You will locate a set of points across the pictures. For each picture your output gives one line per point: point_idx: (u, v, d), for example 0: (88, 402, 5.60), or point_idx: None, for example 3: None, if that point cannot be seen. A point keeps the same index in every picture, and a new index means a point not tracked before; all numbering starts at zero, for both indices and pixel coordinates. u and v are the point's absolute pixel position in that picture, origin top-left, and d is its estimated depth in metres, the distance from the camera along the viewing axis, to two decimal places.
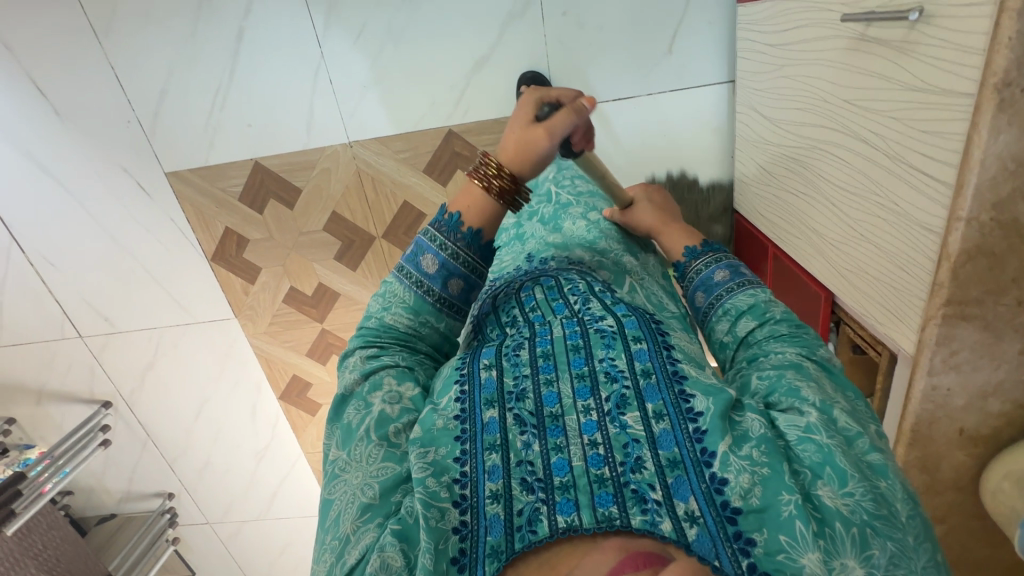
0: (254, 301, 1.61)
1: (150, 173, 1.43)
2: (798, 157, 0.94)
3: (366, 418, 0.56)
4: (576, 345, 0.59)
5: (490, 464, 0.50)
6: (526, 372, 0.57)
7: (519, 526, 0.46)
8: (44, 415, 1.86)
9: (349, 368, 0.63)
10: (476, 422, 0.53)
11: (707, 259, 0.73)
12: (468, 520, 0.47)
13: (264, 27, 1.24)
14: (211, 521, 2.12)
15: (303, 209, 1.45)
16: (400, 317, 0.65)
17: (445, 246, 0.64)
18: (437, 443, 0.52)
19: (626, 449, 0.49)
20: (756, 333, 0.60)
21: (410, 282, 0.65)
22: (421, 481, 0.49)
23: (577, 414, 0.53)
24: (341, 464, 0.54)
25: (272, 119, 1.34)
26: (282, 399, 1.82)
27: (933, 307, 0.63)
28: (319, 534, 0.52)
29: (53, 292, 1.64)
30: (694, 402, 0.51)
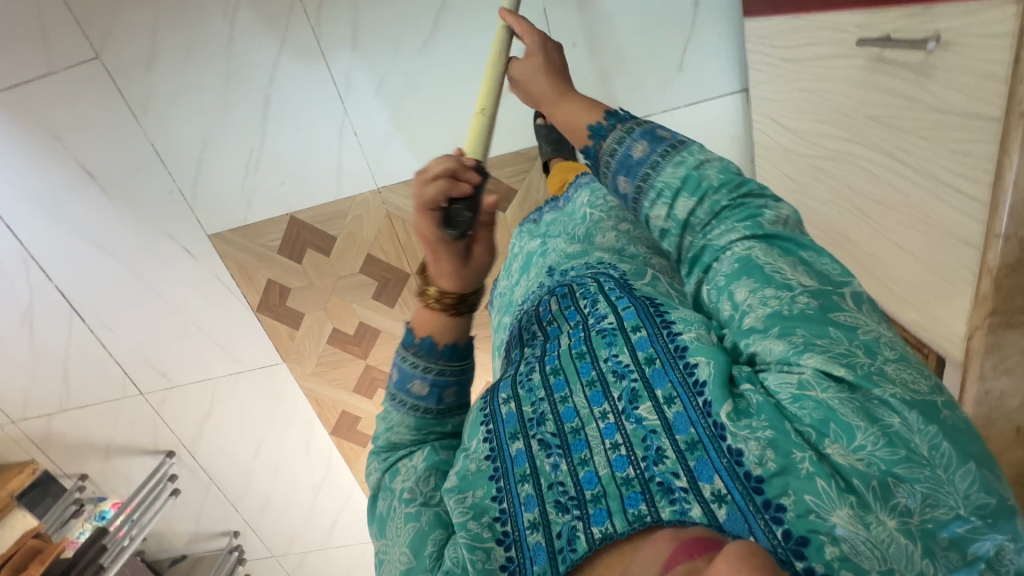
0: (299, 345, 1.68)
1: (193, 237, 1.50)
2: (823, 168, 0.95)
3: (394, 500, 0.62)
4: (581, 353, 0.61)
5: (525, 495, 0.55)
6: (540, 393, 0.61)
7: (561, 547, 0.50)
8: (113, 468, 1.97)
9: (373, 468, 0.67)
10: (506, 457, 0.58)
11: (618, 135, 0.63)
12: (515, 556, 0.53)
13: (289, 90, 1.30)
14: (276, 554, 2.21)
15: (339, 255, 1.51)
16: (401, 425, 0.66)
17: (416, 366, 0.66)
18: (468, 488, 0.57)
19: (646, 443, 0.52)
20: (699, 212, 0.57)
21: (404, 410, 0.67)
22: (462, 526, 0.55)
23: (595, 421, 0.56)
24: (385, 543, 0.60)
25: (303, 175, 1.40)
26: (333, 434, 1.88)
27: (979, 317, 0.65)
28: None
29: (113, 354, 1.73)
30: (698, 369, 0.52)
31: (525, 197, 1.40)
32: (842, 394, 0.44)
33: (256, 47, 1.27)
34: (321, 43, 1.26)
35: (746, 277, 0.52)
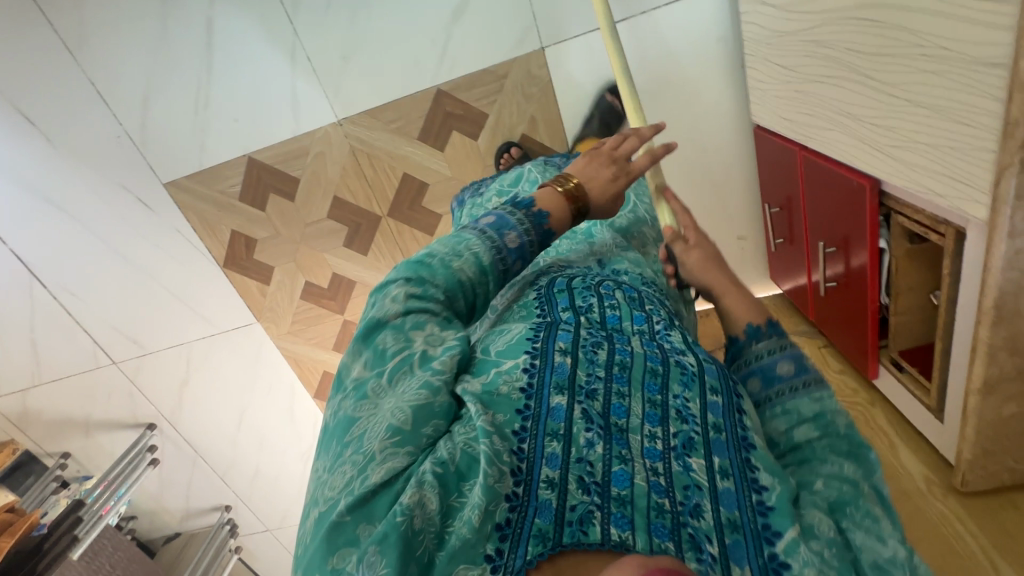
0: (273, 302, 1.60)
1: (149, 187, 1.41)
2: (819, 38, 0.84)
3: (407, 349, 0.50)
4: (654, 369, 0.51)
5: (549, 451, 0.44)
6: (600, 374, 0.50)
7: (569, 521, 0.40)
8: (96, 445, 1.90)
9: (389, 295, 0.54)
10: (541, 403, 0.47)
11: (772, 342, 0.53)
12: (521, 492, 0.42)
13: (233, 11, 1.20)
14: (271, 528, 2.15)
15: (304, 199, 1.41)
16: (478, 252, 0.56)
17: (523, 224, 0.58)
18: (496, 407, 0.47)
19: (687, 491, 0.44)
20: (816, 445, 0.49)
21: (489, 246, 0.57)
22: (485, 434, 0.44)
23: (643, 436, 0.46)
24: (372, 385, 0.49)
25: (257, 109, 1.29)
26: (318, 397, 1.81)
27: (1009, 153, 0.54)
28: (331, 448, 0.47)
29: (80, 322, 1.64)
30: (760, 473, 0.45)
31: (497, 122, 1.29)
32: None
33: None
34: None
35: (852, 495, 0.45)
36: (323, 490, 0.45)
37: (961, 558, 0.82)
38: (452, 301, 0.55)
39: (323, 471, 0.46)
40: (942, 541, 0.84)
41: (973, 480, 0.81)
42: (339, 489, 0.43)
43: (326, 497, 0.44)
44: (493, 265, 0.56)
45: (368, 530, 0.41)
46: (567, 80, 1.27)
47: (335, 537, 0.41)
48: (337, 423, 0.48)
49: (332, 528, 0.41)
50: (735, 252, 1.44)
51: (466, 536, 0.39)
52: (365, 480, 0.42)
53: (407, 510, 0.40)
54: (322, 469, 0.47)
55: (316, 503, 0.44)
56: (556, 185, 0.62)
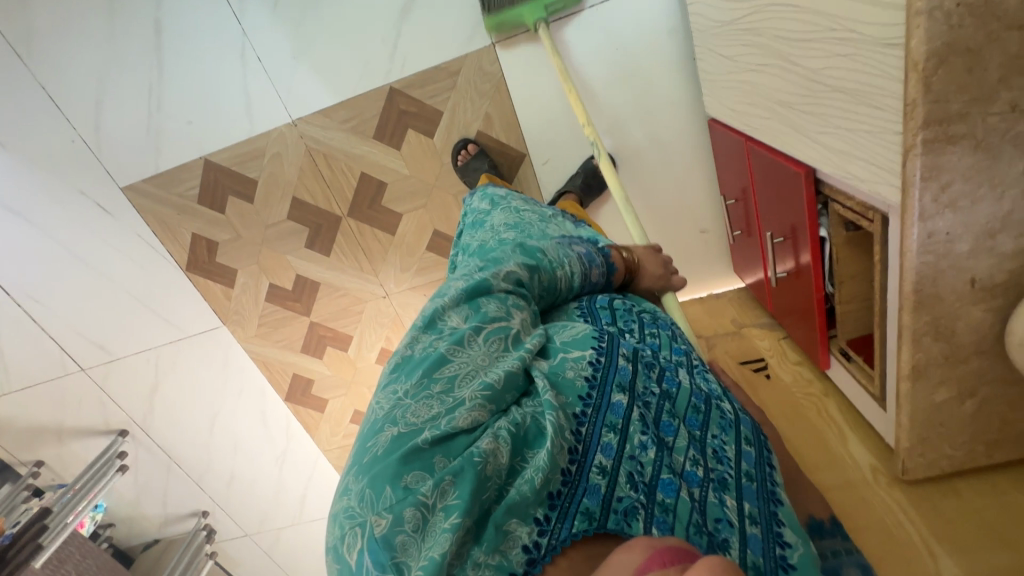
0: (238, 305, 1.59)
1: (107, 191, 1.40)
2: (750, 26, 0.84)
3: (499, 319, 0.64)
4: (696, 406, 0.61)
5: (605, 441, 0.54)
6: (654, 392, 0.61)
7: (616, 510, 0.50)
8: (69, 453, 1.89)
9: (501, 272, 0.69)
10: (603, 399, 0.58)
11: (836, 543, 0.59)
12: (574, 470, 0.52)
13: (180, 12, 1.19)
14: (250, 533, 2.14)
15: (263, 201, 1.41)
16: (574, 270, 0.77)
17: (600, 264, 0.81)
18: (565, 390, 0.58)
19: (717, 523, 0.51)
20: None
21: (581, 261, 0.79)
22: (553, 409, 0.54)
23: (687, 458, 0.55)
24: (467, 335, 0.61)
25: (210, 111, 1.29)
26: (289, 401, 1.80)
27: (910, 135, 0.54)
28: (417, 378, 0.57)
29: (47, 329, 1.63)
30: (785, 530, 0.53)
31: (452, 119, 1.29)
32: None
33: None
34: None
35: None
36: (404, 413, 0.53)
37: (903, 547, 0.80)
38: (537, 297, 0.73)
39: (405, 394, 0.55)
40: (884, 531, 0.82)
41: (913, 468, 0.80)
42: (423, 420, 0.52)
43: (406, 421, 0.52)
44: (581, 281, 0.78)
45: (444, 462, 0.49)
46: (520, 76, 1.26)
47: (413, 460, 0.48)
48: (427, 358, 0.58)
49: (414, 450, 0.49)
50: (698, 246, 1.44)
51: (526, 493, 0.48)
52: (453, 419, 0.51)
53: (484, 454, 0.49)
54: (404, 392, 0.56)
55: (395, 422, 0.52)
56: (619, 251, 0.87)
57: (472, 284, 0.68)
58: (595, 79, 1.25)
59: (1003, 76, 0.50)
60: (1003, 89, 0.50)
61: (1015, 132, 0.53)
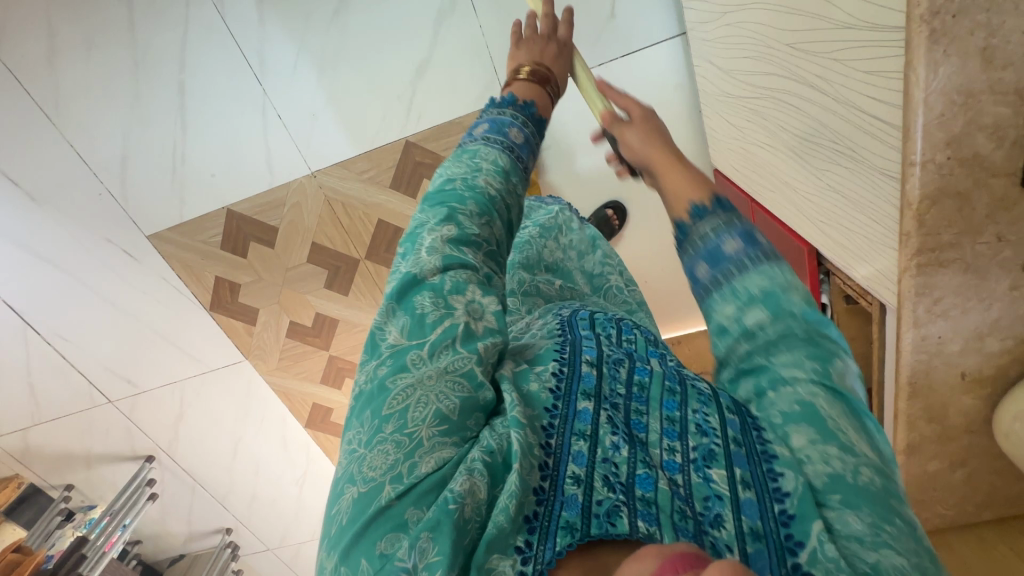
0: (260, 341, 1.64)
1: (133, 239, 1.45)
2: (757, 108, 0.88)
3: (444, 319, 0.48)
4: (672, 387, 0.50)
5: (575, 449, 0.45)
6: (621, 391, 0.50)
7: (597, 514, 0.41)
8: (98, 476, 1.97)
9: (425, 246, 0.52)
10: (568, 406, 0.48)
11: (717, 221, 0.52)
12: (548, 487, 0.43)
13: (202, 74, 1.23)
14: (272, 547, 2.22)
15: (284, 246, 1.46)
16: (498, 162, 0.59)
17: (518, 118, 0.64)
18: (530, 403, 0.48)
19: (706, 502, 0.42)
20: (768, 332, 0.48)
21: (501, 147, 0.61)
22: (518, 426, 0.44)
23: (661, 449, 0.46)
24: (411, 355, 0.47)
25: (232, 165, 1.33)
26: (309, 427, 1.87)
27: (905, 258, 0.59)
28: (367, 420, 0.45)
29: (75, 365, 1.69)
30: (783, 479, 0.42)
31: None
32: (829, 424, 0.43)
33: (158, 31, 1.19)
34: (227, 21, 1.18)
35: (813, 410, 0.43)
36: (359, 467, 0.43)
37: None
38: (484, 233, 0.55)
39: (357, 444, 0.44)
40: None
41: None
42: (382, 472, 0.42)
43: (364, 477, 0.42)
44: (512, 165, 0.60)
45: (416, 515, 0.40)
46: None
47: (381, 521, 0.40)
48: (372, 394, 0.46)
49: (377, 513, 0.40)
50: None
51: (503, 524, 0.40)
52: (414, 468, 0.42)
53: (460, 498, 0.40)
54: (356, 443, 0.45)
55: (352, 481, 0.42)
56: (513, 76, 0.70)
57: (397, 278, 0.52)
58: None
59: (991, 213, 0.55)
60: (990, 223, 0.55)
61: (1001, 256, 0.57)
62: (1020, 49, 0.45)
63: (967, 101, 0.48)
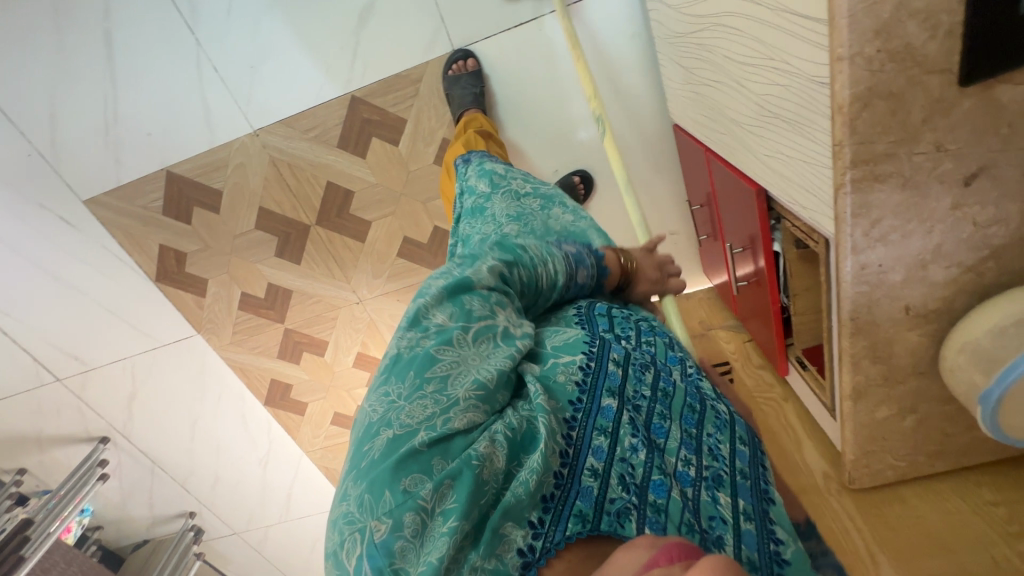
0: (211, 314, 1.58)
1: (70, 205, 1.38)
2: (703, 42, 0.83)
3: (489, 321, 0.55)
4: (692, 405, 0.57)
5: (596, 444, 0.49)
6: (646, 394, 0.55)
7: (609, 511, 0.45)
8: (52, 460, 1.90)
9: (484, 265, 0.59)
10: (594, 402, 0.53)
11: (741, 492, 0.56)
12: (567, 473, 0.47)
13: (130, 24, 1.16)
14: (238, 531, 2.17)
15: (229, 211, 1.39)
16: (559, 270, 0.66)
17: (591, 265, 0.70)
18: (557, 394, 0.53)
19: (711, 521, 0.48)
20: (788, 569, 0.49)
21: (564, 263, 0.67)
22: (546, 413, 0.49)
23: (676, 460, 0.51)
24: (453, 334, 0.52)
25: (169, 123, 1.27)
26: (268, 405, 1.81)
27: (839, 173, 0.54)
28: (404, 377, 0.49)
29: (18, 342, 1.62)
30: (776, 527, 0.50)
31: (416, 127, 1.28)
32: None
33: None
34: None
35: None
36: (395, 414, 0.46)
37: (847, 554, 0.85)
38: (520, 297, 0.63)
39: (393, 396, 0.48)
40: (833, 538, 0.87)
41: (859, 478, 0.83)
42: (418, 421, 0.45)
43: (400, 423, 0.46)
44: (563, 282, 0.66)
45: (442, 464, 0.43)
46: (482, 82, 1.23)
47: (408, 463, 0.43)
48: (410, 356, 0.50)
49: (409, 454, 0.43)
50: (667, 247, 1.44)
51: (522, 495, 0.44)
52: (448, 421, 0.46)
53: (482, 457, 0.44)
54: (390, 394, 0.48)
55: (387, 424, 0.46)
56: (614, 254, 0.76)
57: (446, 277, 0.57)
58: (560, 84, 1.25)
59: (926, 117, 0.50)
60: (926, 130, 0.51)
61: (941, 169, 0.53)
62: None
63: None
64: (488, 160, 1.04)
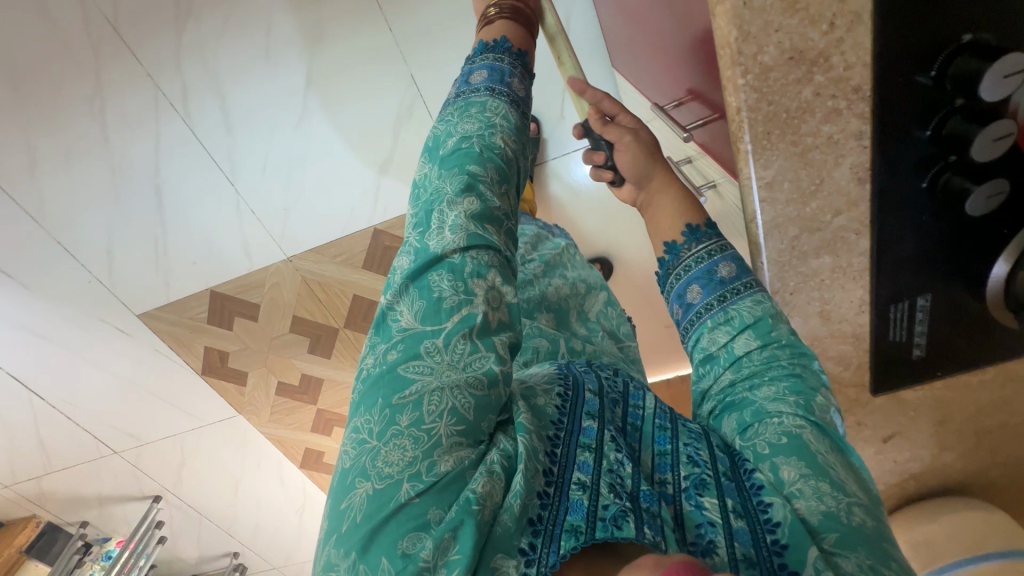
0: (251, 398, 1.75)
1: (124, 317, 1.53)
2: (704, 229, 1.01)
3: (452, 284, 0.49)
4: (661, 423, 0.51)
5: (581, 459, 0.46)
6: (616, 424, 0.50)
7: (603, 517, 0.42)
8: (111, 513, 2.11)
9: (449, 216, 0.53)
10: (573, 420, 0.49)
11: (711, 243, 0.61)
12: (553, 492, 0.44)
13: (176, 178, 1.28)
14: (277, 566, 2.39)
15: (266, 319, 1.55)
16: (505, 122, 0.61)
17: (515, 66, 0.66)
18: (539, 417, 0.49)
19: (698, 530, 0.43)
20: (753, 355, 0.53)
21: (507, 100, 0.63)
22: (526, 431, 0.46)
23: (650, 481, 0.46)
24: (426, 342, 0.47)
25: (212, 254, 1.41)
26: (303, 466, 2.01)
27: None
28: (376, 409, 0.45)
29: (80, 423, 1.79)
30: (772, 509, 0.43)
31: None
32: (803, 473, 0.45)
33: (132, 141, 1.23)
34: (198, 133, 1.23)
35: (800, 441, 0.46)
36: (373, 462, 0.42)
37: None
38: (502, 202, 0.57)
39: (369, 435, 0.44)
40: None
41: None
42: (400, 469, 0.41)
43: (378, 474, 0.42)
44: (520, 125, 0.62)
45: (439, 515, 0.40)
46: None
47: (400, 520, 0.40)
48: (383, 379, 0.46)
49: (399, 509, 0.40)
50: (664, 337, 1.60)
51: (509, 525, 0.41)
52: (434, 466, 0.42)
53: (482, 499, 0.41)
54: (365, 433, 0.44)
55: (366, 476, 0.42)
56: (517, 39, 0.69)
57: (414, 255, 0.53)
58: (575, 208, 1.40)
59: (848, 407, 0.65)
60: (848, 413, 0.66)
61: (863, 433, 0.68)
62: (852, 309, 0.56)
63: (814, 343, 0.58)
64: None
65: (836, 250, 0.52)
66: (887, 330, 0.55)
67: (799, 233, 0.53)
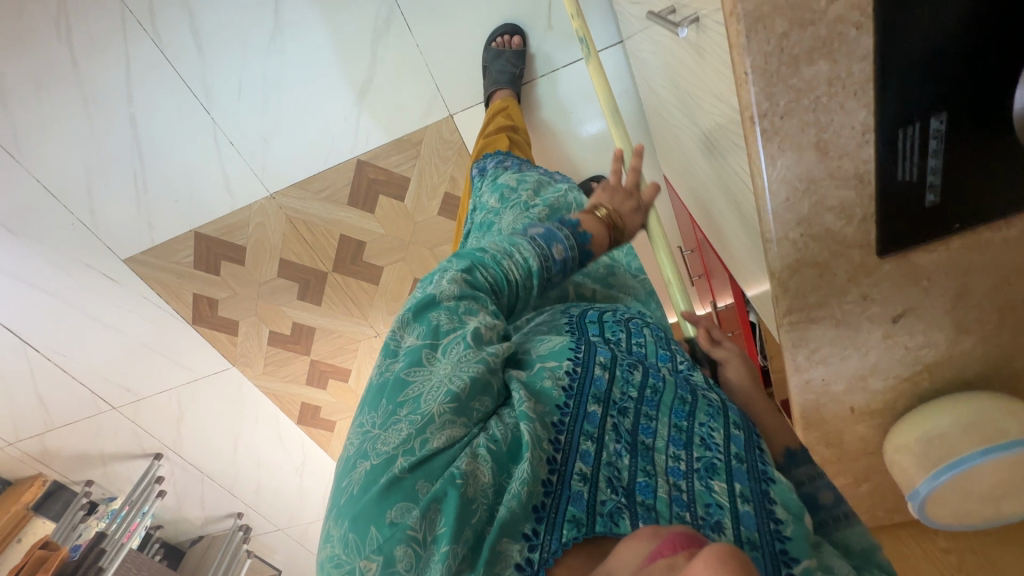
0: (243, 349, 1.72)
1: (111, 263, 1.51)
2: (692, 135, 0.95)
3: (457, 330, 0.52)
4: (683, 398, 0.56)
5: (583, 448, 0.49)
6: (632, 395, 0.54)
7: (601, 513, 0.44)
8: (115, 471, 2.12)
9: (443, 278, 0.56)
10: (579, 406, 0.52)
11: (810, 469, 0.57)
12: (555, 480, 0.46)
13: (149, 108, 1.24)
14: (282, 527, 2.39)
15: (253, 263, 1.51)
16: (528, 256, 0.59)
17: (569, 240, 0.62)
18: (542, 399, 0.52)
19: (708, 508, 0.46)
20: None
21: (536, 252, 0.59)
22: (529, 420, 0.48)
23: (667, 454, 0.50)
24: (422, 352, 0.51)
25: (193, 192, 1.37)
26: (301, 423, 1.99)
27: (779, 315, 0.62)
28: (381, 408, 0.48)
29: (77, 377, 1.79)
30: (777, 507, 0.47)
31: (420, 184, 1.36)
32: None
33: (102, 67, 1.19)
34: (167, 55, 1.18)
35: None
36: (373, 445, 0.46)
37: None
38: (499, 301, 0.59)
39: (371, 426, 0.48)
40: None
41: None
42: (394, 446, 0.44)
43: (376, 453, 0.45)
44: (540, 271, 0.59)
45: (426, 487, 0.43)
46: None
47: (392, 492, 0.42)
48: (384, 385, 0.50)
49: (389, 483, 0.42)
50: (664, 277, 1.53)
51: (515, 509, 0.44)
52: (426, 443, 0.45)
53: (463, 475, 0.44)
54: (369, 425, 0.48)
55: (367, 455, 0.45)
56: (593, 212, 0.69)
57: (416, 297, 0.56)
58: (569, 133, 1.31)
59: (852, 278, 0.57)
60: (852, 286, 0.58)
61: (870, 312, 0.60)
62: (853, 140, 0.47)
63: (809, 187, 0.50)
64: (500, 173, 0.99)
65: (834, 52, 0.43)
66: (896, 165, 0.48)
67: (787, 29, 0.42)
